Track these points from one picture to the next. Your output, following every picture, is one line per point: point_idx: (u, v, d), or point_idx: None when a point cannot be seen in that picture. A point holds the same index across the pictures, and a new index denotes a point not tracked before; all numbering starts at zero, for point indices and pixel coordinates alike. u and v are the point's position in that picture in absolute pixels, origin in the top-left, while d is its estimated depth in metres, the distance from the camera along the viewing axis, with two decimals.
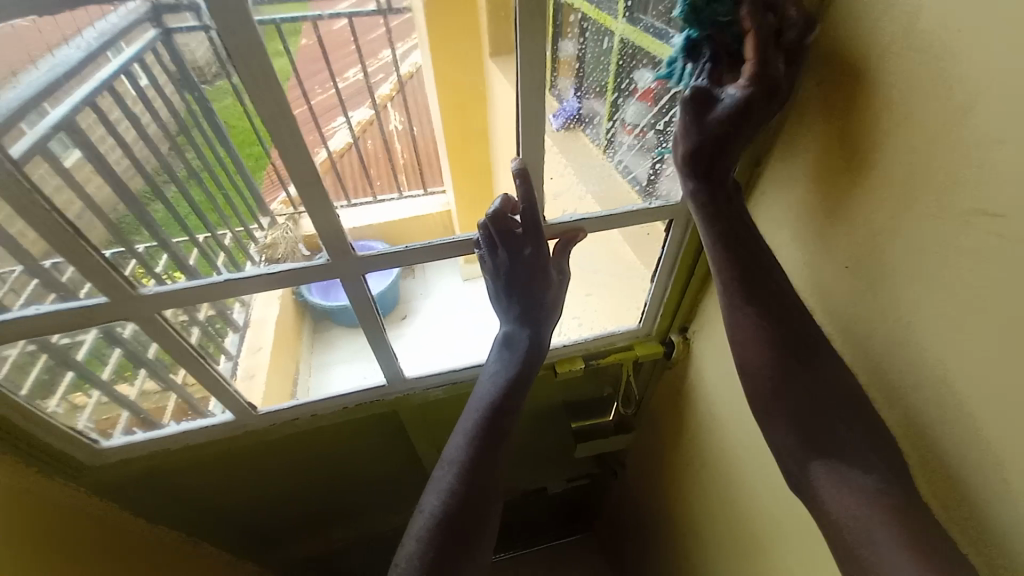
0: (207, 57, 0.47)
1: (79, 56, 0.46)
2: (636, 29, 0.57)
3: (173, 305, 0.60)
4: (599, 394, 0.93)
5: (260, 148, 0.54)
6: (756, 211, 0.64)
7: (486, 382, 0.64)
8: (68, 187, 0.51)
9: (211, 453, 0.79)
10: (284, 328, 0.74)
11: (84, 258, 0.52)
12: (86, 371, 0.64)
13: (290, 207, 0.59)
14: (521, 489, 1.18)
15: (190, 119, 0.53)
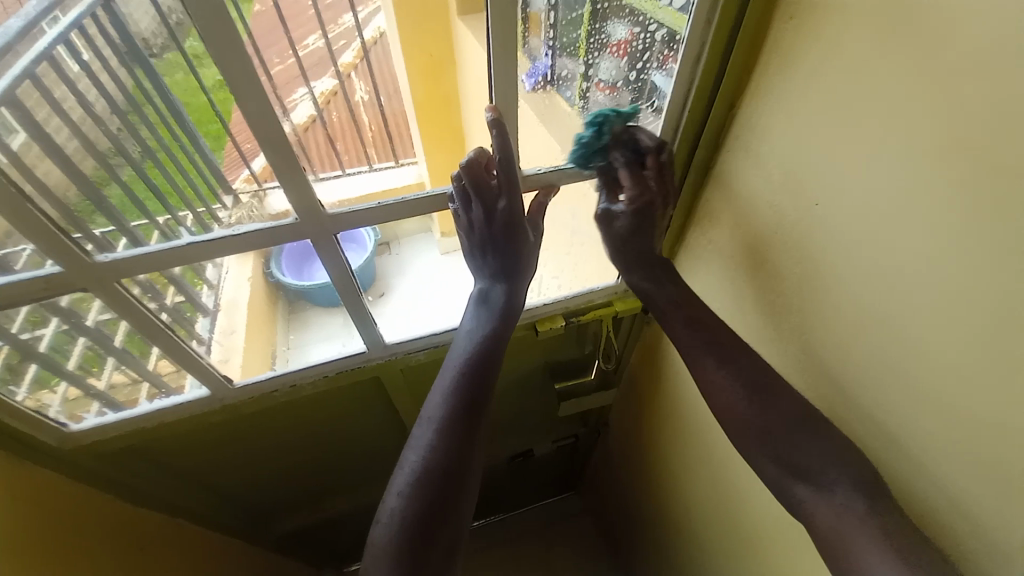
0: (155, 23, 0.45)
1: (17, 26, 0.42)
2: None
3: (139, 270, 0.56)
4: (581, 353, 0.94)
5: (219, 124, 0.53)
6: (730, 160, 0.65)
7: (462, 339, 0.64)
8: (14, 167, 0.47)
9: (193, 429, 0.77)
10: (256, 312, 0.72)
11: (33, 224, 0.48)
12: (52, 359, 0.62)
13: (254, 184, 0.59)
14: (509, 452, 1.20)
15: (139, 96, 0.50)
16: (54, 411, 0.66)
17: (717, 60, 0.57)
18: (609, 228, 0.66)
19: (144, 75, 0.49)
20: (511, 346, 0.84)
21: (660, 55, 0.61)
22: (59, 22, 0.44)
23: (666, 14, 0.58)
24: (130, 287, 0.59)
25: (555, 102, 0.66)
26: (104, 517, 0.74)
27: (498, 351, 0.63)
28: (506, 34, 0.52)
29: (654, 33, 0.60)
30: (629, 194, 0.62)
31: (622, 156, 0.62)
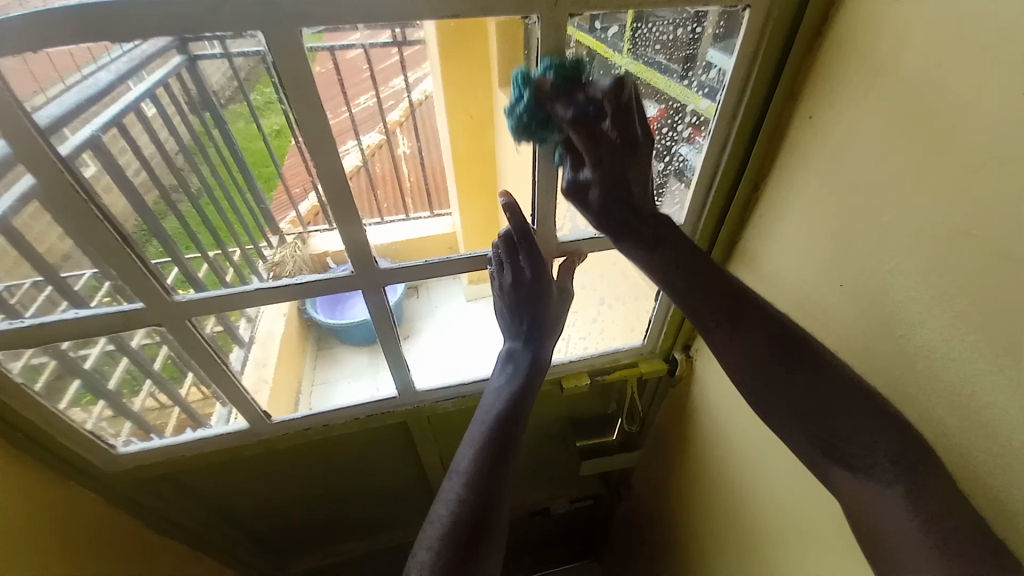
0: (227, 79, 0.53)
1: (108, 79, 0.49)
2: (637, 64, 0.60)
3: (204, 312, 0.62)
4: (603, 411, 0.94)
5: (272, 168, 0.61)
6: (757, 233, 0.68)
7: (493, 397, 0.66)
8: (95, 201, 0.51)
9: (226, 459, 0.79)
10: (288, 347, 0.77)
11: (121, 261, 0.55)
12: (96, 377, 0.66)
13: (297, 226, 0.67)
14: (525, 507, 1.18)
15: (203, 138, 0.59)
16: (111, 431, 0.71)
17: (743, 145, 0.62)
18: (605, 189, 0.53)
19: (214, 118, 0.57)
20: (536, 398, 0.85)
21: (689, 136, 0.65)
22: (139, 83, 0.51)
23: (693, 99, 0.62)
24: (198, 324, 0.64)
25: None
26: (121, 546, 0.76)
27: (526, 407, 0.65)
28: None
29: (684, 115, 0.64)
30: (597, 189, 0.53)
31: (609, 108, 0.49)
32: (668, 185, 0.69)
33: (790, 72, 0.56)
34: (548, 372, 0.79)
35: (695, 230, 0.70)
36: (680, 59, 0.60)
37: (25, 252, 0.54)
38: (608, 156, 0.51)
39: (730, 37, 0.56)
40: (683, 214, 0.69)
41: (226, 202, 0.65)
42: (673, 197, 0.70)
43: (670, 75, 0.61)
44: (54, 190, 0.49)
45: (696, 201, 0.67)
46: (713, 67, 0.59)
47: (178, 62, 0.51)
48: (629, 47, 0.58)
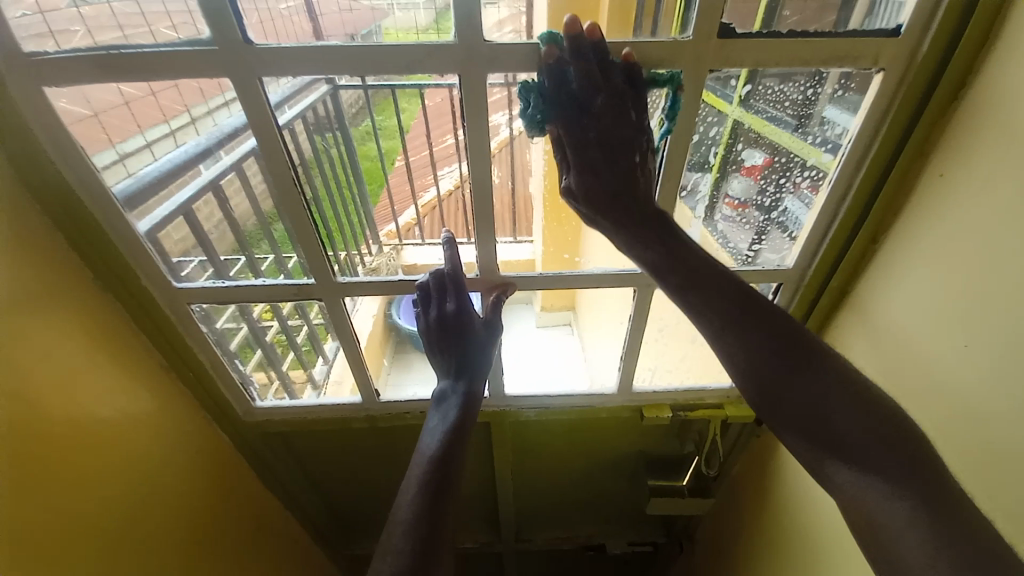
0: (357, 103, 0.69)
1: (279, 98, 0.56)
2: (750, 115, 0.64)
3: (359, 293, 0.70)
4: (679, 450, 0.94)
5: (383, 179, 0.82)
6: (872, 284, 0.67)
7: (429, 441, 0.65)
8: (296, 187, 0.60)
9: (334, 426, 0.90)
10: (375, 346, 0.87)
11: (307, 238, 0.64)
12: (224, 339, 0.77)
13: (394, 238, 0.88)
14: (580, 540, 1.16)
15: (321, 154, 0.72)
16: (249, 382, 0.84)
17: (865, 196, 0.62)
18: (575, 91, 0.50)
19: (341, 136, 0.72)
20: (613, 423, 0.88)
21: (795, 184, 0.68)
22: (291, 107, 0.60)
23: (807, 151, 0.65)
24: (345, 304, 0.73)
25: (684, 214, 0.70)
26: (231, 492, 0.87)
27: (461, 446, 0.65)
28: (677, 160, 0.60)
29: (794, 165, 0.67)
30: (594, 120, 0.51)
31: (624, 104, 0.50)
32: (768, 230, 0.72)
33: (924, 128, 0.56)
34: (630, 399, 0.81)
35: (803, 276, 0.70)
36: (794, 113, 0.64)
37: (196, 233, 0.68)
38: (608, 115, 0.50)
39: (853, 97, 0.58)
40: (791, 258, 0.70)
41: (342, 207, 0.78)
42: (773, 242, 0.72)
43: (784, 127, 0.65)
44: (274, 167, 0.57)
45: (809, 247, 0.68)
46: (830, 122, 0.61)
47: (324, 89, 0.64)
48: (740, 100, 0.62)
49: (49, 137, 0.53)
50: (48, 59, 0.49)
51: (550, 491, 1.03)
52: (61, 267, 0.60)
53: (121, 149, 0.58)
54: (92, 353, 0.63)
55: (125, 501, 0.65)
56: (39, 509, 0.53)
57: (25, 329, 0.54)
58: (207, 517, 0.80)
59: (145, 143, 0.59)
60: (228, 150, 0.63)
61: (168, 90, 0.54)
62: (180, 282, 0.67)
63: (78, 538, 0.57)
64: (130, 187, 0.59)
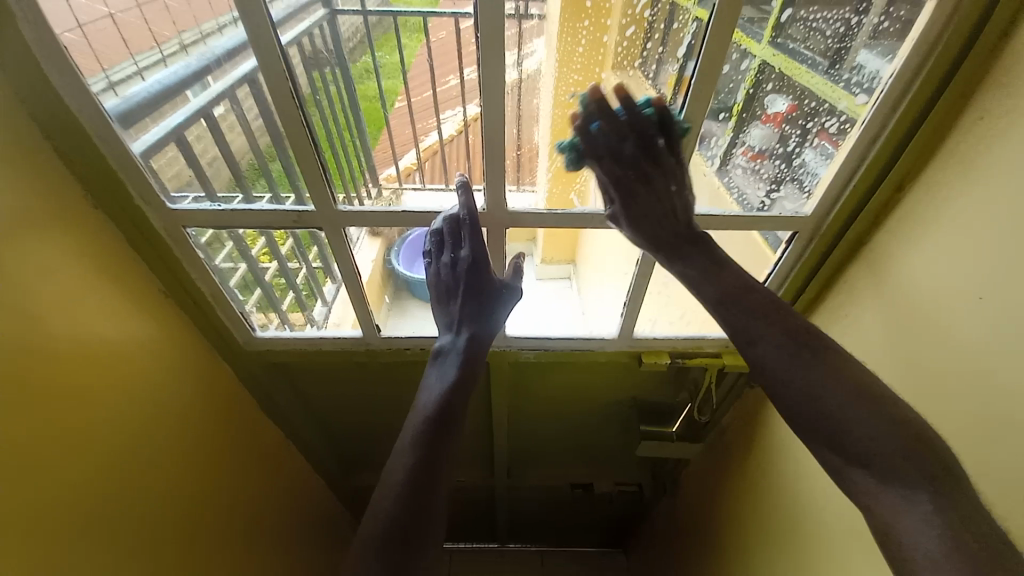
0: (356, 31, 0.66)
1: (280, 14, 0.54)
2: (775, 54, 0.62)
3: (360, 224, 0.68)
4: (671, 398, 0.96)
5: (382, 122, 0.75)
6: (890, 235, 0.65)
7: (425, 395, 0.67)
8: (296, 105, 0.56)
9: (337, 359, 0.91)
10: (375, 290, 0.85)
11: (309, 162, 0.61)
12: (224, 271, 0.76)
13: (393, 182, 0.79)
14: (569, 479, 1.21)
15: (320, 91, 0.65)
16: (251, 313, 0.84)
17: (898, 141, 0.59)
18: (590, 141, 0.54)
19: (338, 71, 0.66)
20: (610, 368, 0.89)
21: (814, 137, 0.66)
22: (299, 23, 0.58)
23: (833, 99, 0.62)
24: (347, 233, 0.71)
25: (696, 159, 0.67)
26: (232, 418, 0.89)
27: (458, 404, 0.66)
28: (703, 91, 0.57)
29: (819, 114, 0.64)
30: (625, 167, 0.55)
31: (609, 118, 0.52)
32: (782, 187, 0.70)
33: (971, 69, 0.53)
34: (630, 344, 0.82)
35: (820, 226, 0.69)
36: (828, 54, 0.62)
37: (190, 160, 0.64)
38: (647, 203, 0.57)
39: (892, 35, 0.56)
40: (809, 207, 0.68)
41: (344, 147, 0.72)
42: (786, 197, 0.70)
43: (814, 69, 0.63)
44: (273, 83, 0.54)
45: (828, 197, 0.66)
46: (861, 66, 0.59)
47: (321, 14, 0.62)
48: (768, 36, 0.60)
49: (36, 41, 0.49)
50: None
51: (544, 430, 1.06)
52: (58, 183, 0.57)
53: (111, 73, 0.55)
54: (94, 271, 0.62)
55: (117, 425, 0.64)
56: (57, 410, 0.55)
57: (21, 243, 0.52)
58: (203, 444, 0.81)
59: (135, 69, 0.56)
60: (217, 77, 0.59)
61: (159, 11, 0.53)
62: (175, 205, 0.65)
63: (70, 460, 0.57)
64: (125, 107, 0.56)
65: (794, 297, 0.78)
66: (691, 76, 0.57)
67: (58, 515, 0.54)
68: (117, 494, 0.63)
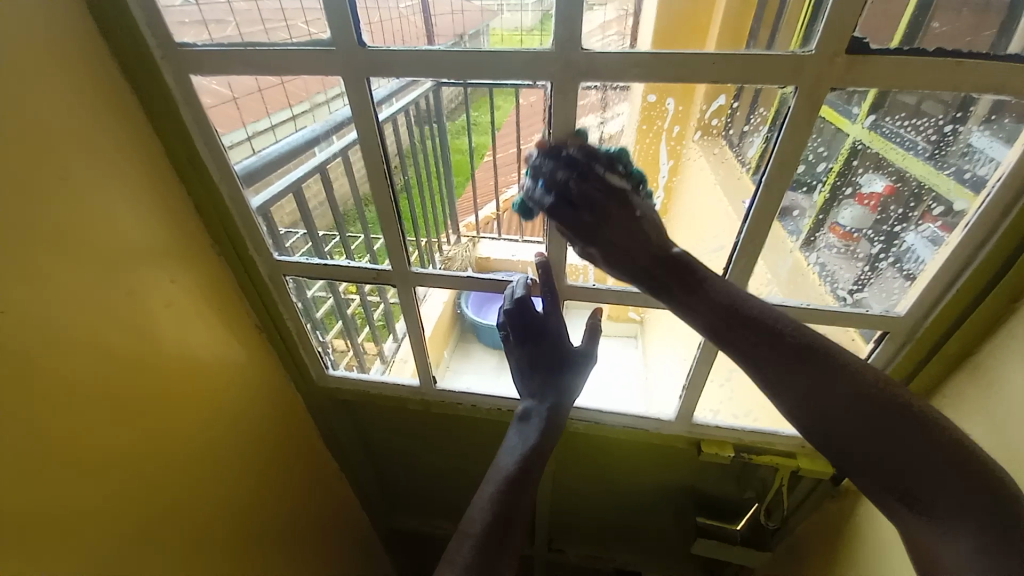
0: (457, 100, 0.70)
1: (384, 94, 0.60)
2: (870, 132, 0.56)
3: (430, 284, 0.73)
4: (736, 494, 0.87)
5: (468, 175, 0.82)
6: (1003, 350, 0.58)
7: (506, 456, 0.68)
8: (383, 176, 0.63)
9: (396, 404, 0.96)
10: (440, 331, 0.90)
11: (390, 227, 0.68)
12: (311, 306, 0.85)
13: (472, 230, 0.89)
14: (614, 564, 1.12)
15: (418, 145, 0.76)
16: (327, 348, 0.91)
17: (1012, 243, 0.54)
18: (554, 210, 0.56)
19: (436, 129, 0.74)
20: (666, 451, 0.83)
21: (918, 219, 0.59)
22: (402, 96, 0.64)
23: (942, 187, 0.56)
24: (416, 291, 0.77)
25: (778, 233, 0.64)
26: (298, 445, 0.96)
27: (537, 466, 0.67)
28: (779, 183, 0.55)
29: (921, 198, 0.57)
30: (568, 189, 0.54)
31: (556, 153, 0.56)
32: (881, 266, 0.64)
33: None
34: (688, 429, 0.77)
35: (918, 326, 0.62)
36: (930, 140, 0.55)
37: (302, 210, 0.75)
38: (626, 239, 0.53)
39: (1013, 123, 0.49)
40: (903, 307, 0.62)
41: (429, 194, 0.82)
42: (883, 285, 0.64)
43: (912, 153, 0.56)
44: (369, 156, 0.61)
45: (930, 295, 0.60)
46: (977, 151, 0.53)
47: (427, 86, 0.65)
48: (865, 116, 0.55)
49: (194, 120, 0.61)
50: (195, 49, 0.55)
51: (590, 504, 1.01)
52: (188, 234, 0.69)
53: (249, 131, 0.65)
54: (204, 307, 0.72)
55: (192, 443, 0.71)
56: (143, 428, 0.64)
57: (147, 278, 0.64)
58: (263, 470, 0.87)
59: (269, 127, 0.66)
60: (339, 135, 0.67)
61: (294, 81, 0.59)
62: (281, 255, 0.75)
63: (142, 473, 0.64)
64: (252, 164, 0.67)
65: None
66: (773, 142, 0.54)
67: (121, 525, 0.61)
68: (176, 512, 0.69)
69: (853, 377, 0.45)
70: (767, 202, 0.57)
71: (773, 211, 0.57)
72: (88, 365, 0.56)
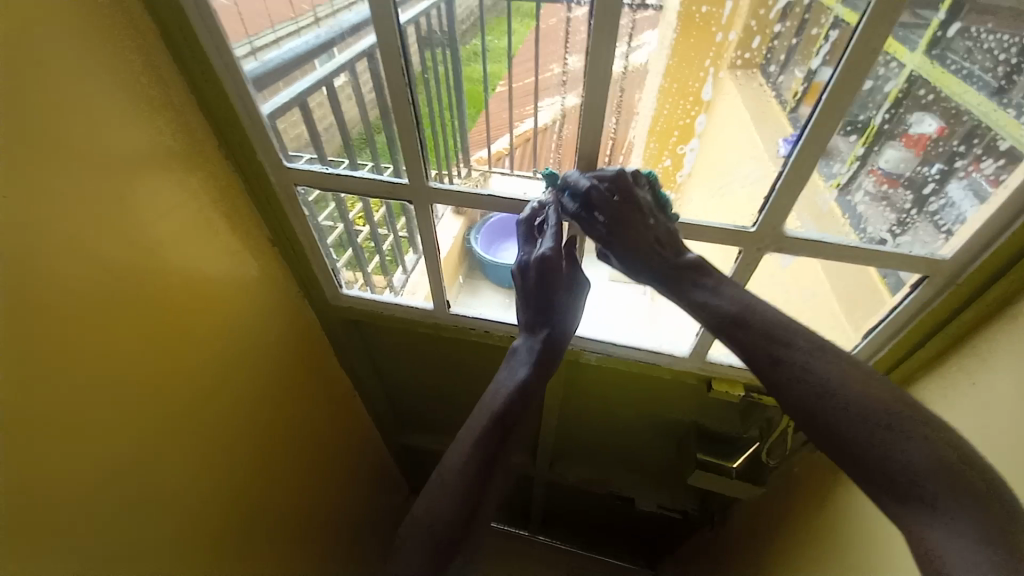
0: (469, 15, 0.65)
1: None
2: (932, 63, 0.51)
3: (448, 203, 0.70)
4: (737, 431, 0.90)
5: (480, 108, 0.73)
6: None
7: (501, 389, 0.63)
8: (401, 78, 0.58)
9: (407, 327, 0.96)
10: (451, 259, 0.86)
11: (408, 138, 0.63)
12: (320, 230, 0.82)
13: (483, 164, 0.79)
14: (611, 488, 1.18)
15: (428, 70, 0.67)
16: (338, 272, 0.90)
17: None
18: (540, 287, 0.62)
19: (449, 53, 0.68)
20: (676, 387, 0.84)
21: (966, 164, 0.55)
22: (413, 6, 0.59)
23: (1003, 125, 0.51)
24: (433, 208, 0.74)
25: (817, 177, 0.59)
26: (312, 362, 0.98)
27: (526, 407, 0.62)
28: (836, 102, 0.50)
29: (980, 138, 0.53)
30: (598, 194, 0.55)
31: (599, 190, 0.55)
32: (914, 218, 0.61)
33: None
34: (699, 367, 0.77)
35: (959, 273, 0.60)
36: (1001, 73, 0.50)
37: (309, 124, 0.70)
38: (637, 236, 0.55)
39: None
40: (947, 251, 0.59)
41: (441, 127, 0.73)
42: (918, 233, 0.61)
43: (979, 90, 0.51)
44: (387, 54, 0.56)
45: (975, 243, 0.57)
46: None
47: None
48: (927, 47, 0.50)
49: (196, 13, 0.56)
50: None
51: (592, 432, 1.04)
52: (195, 134, 0.65)
53: (254, 42, 0.61)
54: (214, 214, 0.70)
55: (207, 349, 0.72)
56: (160, 329, 0.64)
57: (155, 176, 0.61)
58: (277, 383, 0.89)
59: (273, 40, 0.62)
60: (342, 48, 0.63)
61: None
62: (289, 163, 0.71)
63: (160, 372, 0.65)
64: (257, 72, 0.63)
65: (904, 352, 0.71)
66: (828, 81, 0.51)
67: (142, 416, 0.63)
68: (195, 414, 0.71)
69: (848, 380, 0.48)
70: (822, 126, 0.52)
71: (825, 136, 0.53)
72: (101, 262, 0.55)
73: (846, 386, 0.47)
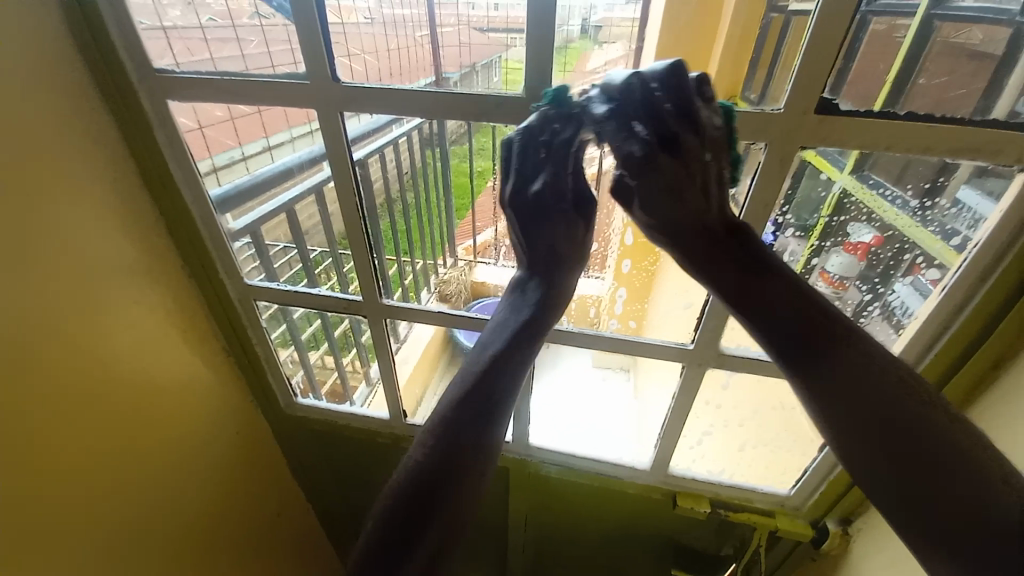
0: (458, 128, 0.60)
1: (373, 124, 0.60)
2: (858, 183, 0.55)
3: (400, 317, 0.72)
4: (716, 551, 0.84)
5: (467, 203, 0.76)
6: (984, 413, 0.57)
7: (463, 371, 0.52)
8: (354, 205, 0.62)
9: (364, 436, 0.93)
10: (429, 355, 0.84)
11: (362, 257, 0.66)
12: (294, 327, 0.82)
13: (469, 253, 0.85)
14: None
15: (424, 167, 0.71)
16: (295, 379, 0.89)
17: (990, 308, 0.53)
18: (530, 207, 0.50)
19: (441, 153, 0.67)
20: (642, 502, 0.80)
21: (906, 269, 0.58)
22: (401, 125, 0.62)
23: (925, 239, 0.56)
24: (387, 324, 0.75)
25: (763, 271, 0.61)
26: (262, 471, 0.93)
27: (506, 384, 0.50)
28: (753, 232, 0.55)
29: (909, 250, 0.57)
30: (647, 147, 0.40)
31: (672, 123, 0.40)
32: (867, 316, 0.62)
33: None
34: (663, 480, 0.75)
35: None
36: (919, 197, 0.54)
37: (292, 223, 0.73)
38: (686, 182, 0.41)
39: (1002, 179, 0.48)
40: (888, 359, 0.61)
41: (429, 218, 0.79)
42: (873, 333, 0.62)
43: (902, 208, 0.56)
44: (341, 188, 0.61)
45: (916, 349, 0.59)
46: (964, 206, 0.51)
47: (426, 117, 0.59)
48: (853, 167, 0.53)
49: (170, 149, 0.61)
50: (173, 74, 0.56)
51: (561, 550, 0.96)
52: (160, 253, 0.68)
53: (245, 151, 0.65)
54: (170, 327, 0.71)
55: (153, 466, 0.69)
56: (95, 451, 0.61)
57: (113, 296, 0.63)
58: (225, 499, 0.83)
59: (265, 147, 0.65)
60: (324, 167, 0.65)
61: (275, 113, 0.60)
62: (250, 280, 0.73)
63: (99, 498, 0.62)
64: (244, 183, 0.68)
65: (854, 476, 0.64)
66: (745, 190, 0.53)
67: (65, 543, 0.58)
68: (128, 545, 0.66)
69: (884, 369, 0.40)
70: None
71: None
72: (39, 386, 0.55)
73: (896, 393, 0.39)
